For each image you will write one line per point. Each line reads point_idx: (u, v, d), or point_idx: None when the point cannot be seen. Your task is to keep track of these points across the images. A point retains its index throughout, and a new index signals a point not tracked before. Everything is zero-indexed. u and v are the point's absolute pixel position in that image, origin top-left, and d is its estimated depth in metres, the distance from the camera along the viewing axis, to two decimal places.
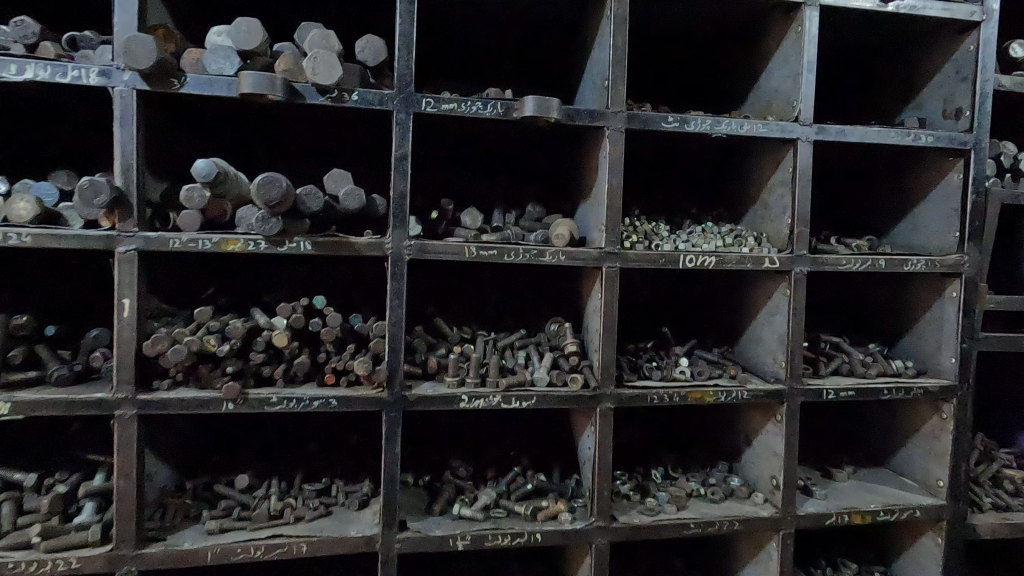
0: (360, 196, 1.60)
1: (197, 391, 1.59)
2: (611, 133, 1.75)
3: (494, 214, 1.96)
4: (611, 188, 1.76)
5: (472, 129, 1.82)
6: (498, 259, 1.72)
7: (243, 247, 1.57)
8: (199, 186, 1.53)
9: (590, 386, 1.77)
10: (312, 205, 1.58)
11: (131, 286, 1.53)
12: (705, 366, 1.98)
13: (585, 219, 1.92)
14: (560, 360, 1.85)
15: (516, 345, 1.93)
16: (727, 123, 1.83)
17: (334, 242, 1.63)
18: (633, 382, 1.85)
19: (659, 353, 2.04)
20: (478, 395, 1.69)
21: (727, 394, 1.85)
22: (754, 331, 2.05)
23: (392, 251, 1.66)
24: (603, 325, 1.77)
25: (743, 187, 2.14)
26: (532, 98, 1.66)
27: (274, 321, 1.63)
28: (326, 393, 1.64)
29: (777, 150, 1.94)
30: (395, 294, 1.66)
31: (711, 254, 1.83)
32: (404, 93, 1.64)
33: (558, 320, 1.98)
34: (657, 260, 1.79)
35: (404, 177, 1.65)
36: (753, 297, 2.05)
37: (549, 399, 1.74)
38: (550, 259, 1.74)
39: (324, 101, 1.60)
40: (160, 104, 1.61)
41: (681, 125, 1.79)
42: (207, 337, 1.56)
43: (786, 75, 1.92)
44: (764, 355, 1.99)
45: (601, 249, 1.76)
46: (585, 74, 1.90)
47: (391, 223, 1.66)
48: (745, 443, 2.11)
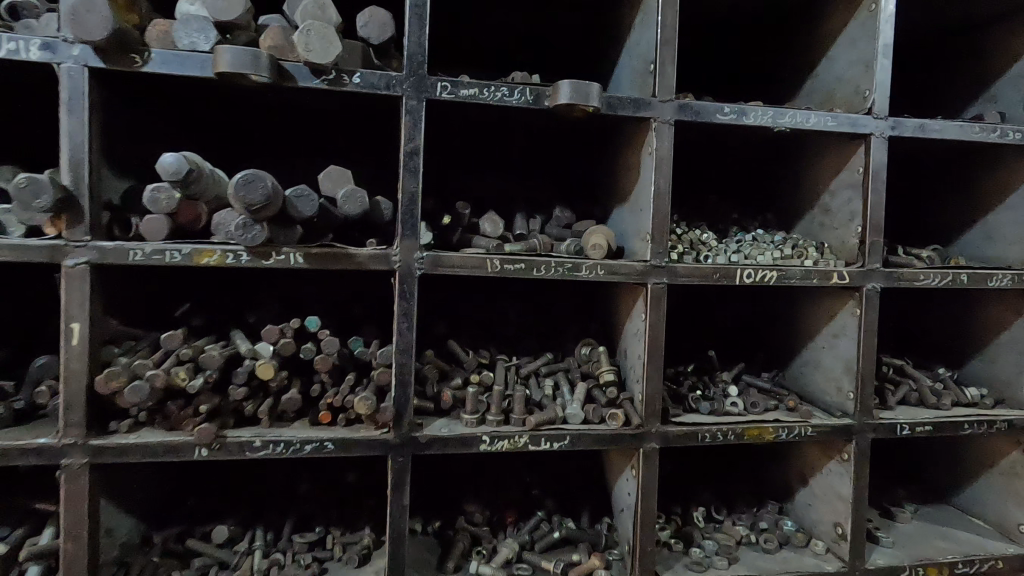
0: (361, 200, 1.36)
1: (164, 434, 1.31)
2: (658, 126, 1.49)
3: (516, 220, 1.70)
4: (658, 190, 1.50)
5: (494, 119, 1.55)
6: (525, 273, 1.45)
7: (220, 260, 1.30)
8: (166, 186, 1.27)
9: (633, 423, 1.51)
10: (305, 210, 1.31)
11: (82, 308, 1.25)
12: (758, 396, 1.72)
13: (622, 227, 1.66)
14: (596, 391, 1.58)
15: (541, 373, 1.66)
16: (791, 115, 1.57)
17: (330, 254, 1.36)
18: (681, 417, 1.58)
19: (704, 381, 1.78)
20: (502, 436, 1.43)
21: (789, 431, 1.59)
22: (812, 355, 1.78)
23: (401, 265, 1.39)
24: (648, 351, 1.50)
25: (798, 189, 1.89)
26: (568, 82, 1.39)
27: (259, 348, 1.38)
28: (321, 435, 1.36)
29: (843, 148, 1.68)
30: (403, 316, 1.39)
31: (772, 268, 1.57)
32: (415, 74, 1.37)
33: (591, 342, 1.71)
34: (711, 274, 1.53)
35: (415, 176, 1.38)
36: (811, 316, 1.79)
37: (584, 439, 1.47)
38: (587, 274, 1.47)
39: (319, 84, 1.33)
40: (121, 86, 1.33)
41: (737, 118, 1.53)
42: (177, 370, 1.28)
43: (854, 60, 1.66)
44: (825, 383, 1.73)
45: (646, 262, 1.50)
46: (623, 58, 1.64)
47: (400, 230, 1.39)
48: (799, 482, 1.85)
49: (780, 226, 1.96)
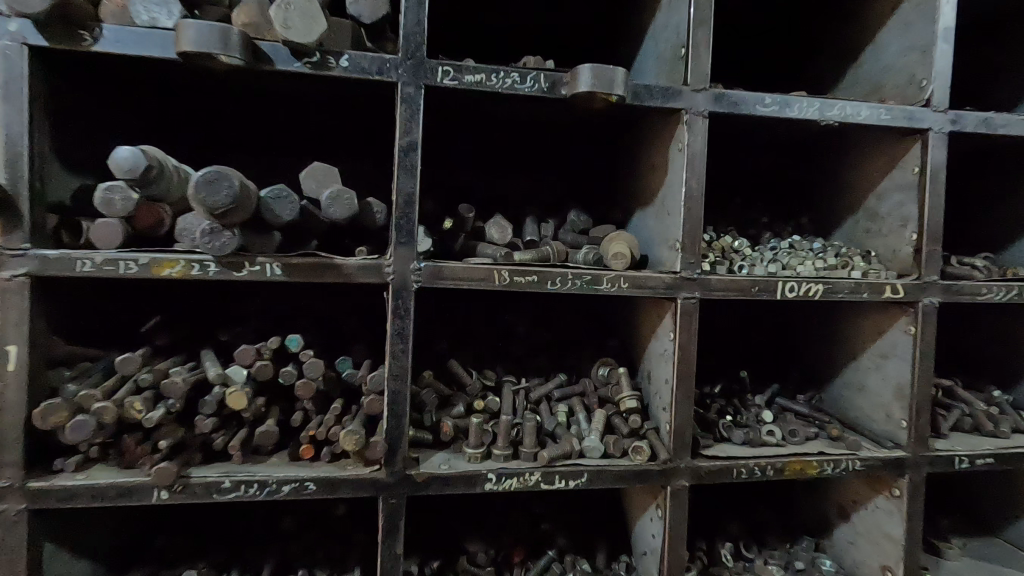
0: (349, 202, 1.17)
1: (118, 474, 1.13)
2: (691, 118, 1.30)
3: (527, 224, 1.52)
4: (689, 192, 1.31)
5: (502, 110, 1.36)
6: (538, 287, 1.27)
7: (183, 272, 1.12)
8: (122, 186, 1.09)
9: (660, 457, 1.32)
10: (283, 213, 1.13)
11: (19, 327, 1.07)
12: (797, 423, 1.54)
13: (646, 233, 1.48)
14: (617, 420, 1.40)
15: (554, 397, 1.48)
16: (840, 107, 1.38)
17: (313, 265, 1.17)
18: (712, 449, 1.39)
19: (735, 405, 1.59)
20: (511, 474, 1.24)
21: (834, 466, 1.40)
22: (856, 377, 1.60)
23: (395, 277, 1.20)
24: (676, 376, 1.32)
25: (838, 191, 1.70)
26: (588, 67, 1.21)
27: (230, 373, 1.19)
28: (301, 473, 1.18)
29: (894, 145, 1.49)
30: (398, 336, 1.20)
31: (817, 281, 1.38)
32: (412, 58, 1.19)
33: (609, 363, 1.53)
34: (749, 288, 1.35)
35: (411, 175, 1.20)
36: (854, 333, 1.60)
37: (605, 476, 1.29)
38: (608, 288, 1.29)
39: (301, 68, 1.14)
40: (70, 69, 1.15)
41: (780, 110, 1.34)
42: (132, 400, 1.10)
43: (908, 47, 1.47)
44: (871, 409, 1.54)
45: (675, 273, 1.31)
46: (648, 43, 1.45)
47: (393, 237, 1.20)
48: (839, 516, 1.66)
49: (816, 232, 1.78)
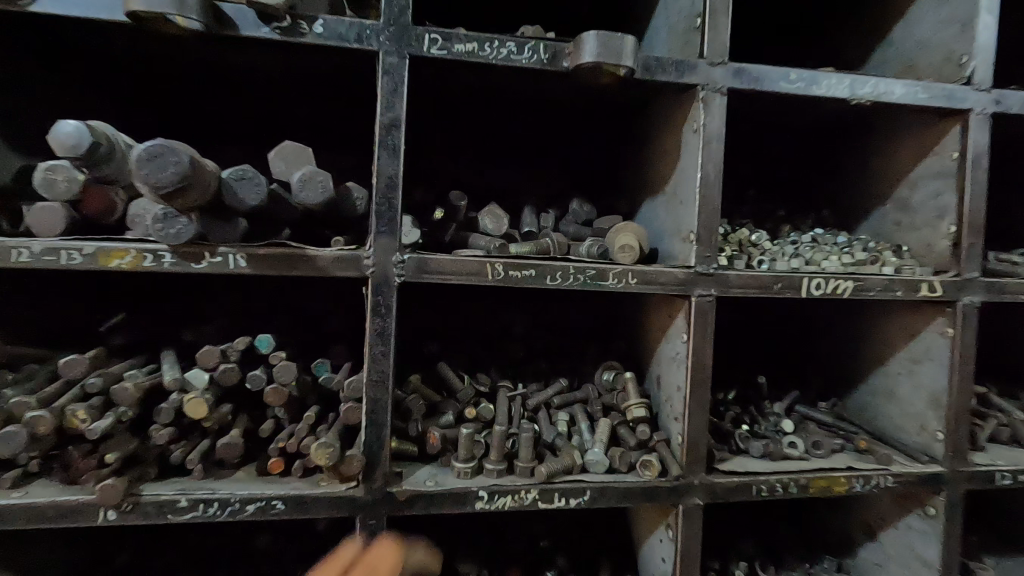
0: (324, 185, 1.04)
1: (59, 491, 1.00)
2: (707, 95, 1.17)
3: (525, 215, 1.39)
4: (705, 178, 1.17)
5: (498, 86, 1.23)
6: (535, 282, 1.13)
7: (134, 263, 0.98)
8: (67, 164, 0.96)
9: (671, 473, 1.18)
10: (248, 196, 1.00)
11: None
12: (820, 434, 1.40)
13: (656, 225, 1.35)
14: (623, 430, 1.26)
15: (554, 404, 1.35)
16: (873, 84, 1.24)
17: (283, 256, 1.04)
18: (729, 463, 1.25)
19: (752, 413, 1.46)
20: (504, 492, 1.11)
21: (863, 482, 1.27)
22: (884, 384, 1.46)
23: (375, 271, 1.06)
24: (690, 382, 1.18)
25: (864, 181, 1.56)
26: (593, 35, 1.07)
27: (190, 376, 1.06)
28: (268, 491, 1.04)
29: (930, 128, 1.35)
30: (378, 337, 1.07)
31: (847, 277, 1.25)
32: (394, 24, 1.05)
33: (615, 366, 1.39)
34: (770, 285, 1.21)
35: (393, 155, 1.06)
36: (883, 335, 1.46)
37: (609, 494, 1.16)
38: (614, 284, 1.15)
39: (269, 33, 1.00)
40: (10, 35, 1.02)
41: (807, 87, 1.21)
42: (75, 408, 0.97)
43: (946, 20, 1.33)
44: (902, 419, 1.40)
45: (689, 268, 1.17)
46: (660, 14, 1.32)
47: (373, 225, 1.06)
48: (865, 535, 1.52)
49: (839, 225, 1.64)
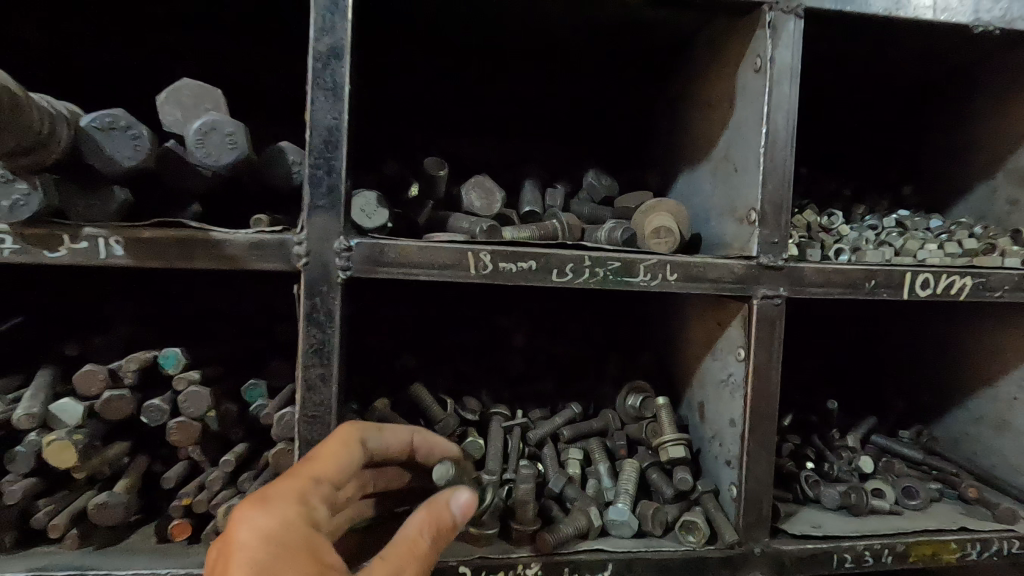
0: (231, 141, 0.73)
1: None
2: (776, 16, 0.84)
3: (525, 191, 1.07)
4: (772, 133, 0.84)
5: (486, 10, 0.91)
6: (537, 279, 0.81)
7: None
8: None
9: (722, 539, 0.86)
10: (122, 152, 0.69)
11: None
12: (910, 475, 1.07)
13: (699, 204, 1.02)
14: (656, 477, 0.94)
15: (563, 437, 1.04)
16: (1001, 4, 0.90)
17: (176, 240, 0.73)
18: (798, 523, 0.93)
19: (818, 446, 1.13)
20: (495, 567, 0.81)
21: (980, 548, 0.93)
22: (992, 410, 1.12)
23: (309, 263, 0.75)
24: (751, 416, 0.85)
25: (960, 149, 1.21)
26: None
27: (58, 408, 0.76)
28: (159, 570, 0.74)
29: None
30: (315, 355, 0.76)
31: (963, 271, 0.91)
32: None
33: (642, 388, 1.08)
34: (862, 281, 0.88)
35: (334, 98, 0.75)
36: (991, 345, 1.12)
37: (638, 571, 0.84)
38: (647, 279, 0.83)
39: None
40: None
41: (911, 7, 0.87)
42: None
43: None
44: (1020, 458, 1.06)
45: (749, 259, 0.85)
46: None
47: (306, 198, 0.75)
48: None
49: (923, 207, 1.29)
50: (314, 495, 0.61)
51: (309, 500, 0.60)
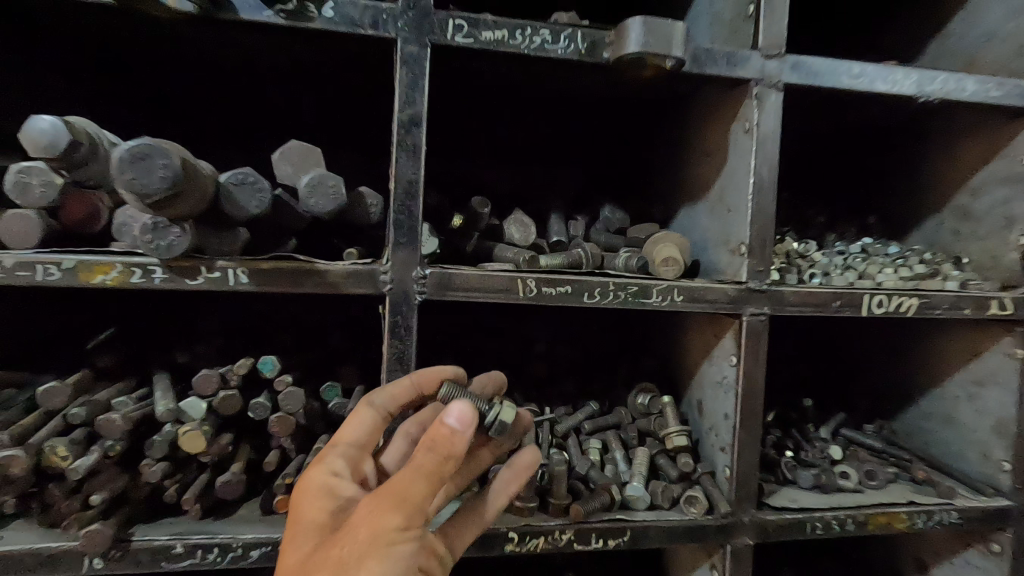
0: (335, 192, 0.92)
1: (40, 536, 0.89)
2: (762, 91, 1.04)
3: (552, 222, 1.28)
4: (758, 183, 1.05)
5: (526, 78, 1.10)
6: (571, 300, 1.01)
7: (120, 279, 0.86)
8: (38, 166, 0.84)
9: (717, 510, 1.07)
10: (249, 203, 0.87)
11: None
12: (871, 460, 1.29)
13: (698, 234, 1.23)
14: (663, 461, 1.14)
15: (585, 430, 1.24)
16: (941, 79, 1.12)
17: (288, 271, 0.92)
18: (781, 499, 1.13)
19: (797, 437, 1.33)
20: (539, 532, 1.00)
21: (927, 518, 1.15)
22: (940, 407, 1.34)
23: (392, 288, 0.94)
24: (741, 410, 1.06)
25: (915, 186, 1.44)
26: (639, 20, 0.94)
27: (186, 407, 0.94)
28: (273, 534, 0.93)
29: (996, 128, 1.23)
30: (397, 362, 0.95)
31: (911, 293, 1.13)
32: (415, 7, 0.92)
33: (650, 388, 1.29)
34: (830, 300, 1.09)
35: (414, 157, 0.94)
36: (939, 353, 1.35)
37: (651, 535, 1.04)
38: (659, 301, 1.04)
39: (273, 19, 0.88)
40: None
41: (868, 82, 1.08)
42: (52, 445, 0.85)
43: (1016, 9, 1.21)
44: (962, 446, 1.28)
45: (740, 284, 1.06)
46: (701, 4, 1.21)
47: (391, 236, 0.94)
48: (915, 570, 1.39)
49: (885, 233, 1.51)
50: (335, 455, 0.83)
51: (333, 458, 0.82)
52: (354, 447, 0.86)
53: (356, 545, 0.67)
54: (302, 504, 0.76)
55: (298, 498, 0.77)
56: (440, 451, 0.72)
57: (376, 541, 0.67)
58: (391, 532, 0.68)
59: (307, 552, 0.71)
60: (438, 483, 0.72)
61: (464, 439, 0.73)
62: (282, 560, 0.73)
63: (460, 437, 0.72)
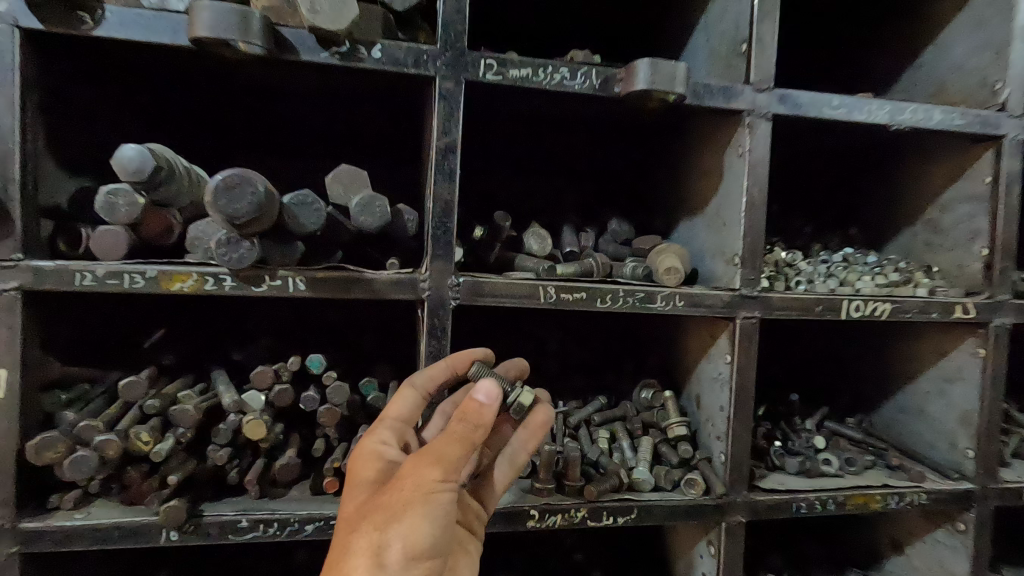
0: (382, 210, 1.04)
1: (121, 512, 1.01)
2: (753, 121, 1.18)
3: (565, 234, 1.41)
4: (750, 202, 1.19)
5: (543, 107, 1.24)
6: (586, 305, 1.14)
7: (196, 287, 0.99)
8: (125, 188, 0.97)
9: (714, 491, 1.20)
10: (308, 221, 1.00)
11: (10, 348, 0.95)
12: (851, 449, 1.43)
13: (696, 245, 1.37)
14: (665, 448, 1.28)
15: (594, 421, 1.37)
16: (911, 110, 1.26)
17: (339, 279, 1.04)
18: (770, 483, 1.27)
19: (785, 429, 1.47)
20: (557, 510, 1.13)
21: (899, 499, 1.29)
22: (913, 401, 1.48)
23: (430, 294, 1.07)
24: (735, 402, 1.20)
25: (892, 201, 1.59)
26: (646, 61, 1.08)
27: (247, 399, 1.06)
28: (325, 510, 1.06)
29: (962, 151, 1.37)
30: (433, 359, 1.08)
31: (885, 299, 1.27)
32: (451, 49, 1.06)
33: (652, 384, 1.42)
34: (814, 305, 1.23)
35: (449, 179, 1.07)
36: (912, 352, 1.49)
37: (656, 513, 1.18)
38: (663, 305, 1.17)
39: (328, 59, 1.01)
40: (65, 57, 1.01)
41: (847, 112, 1.23)
42: (138, 431, 0.98)
43: (979, 46, 1.36)
44: (932, 436, 1.43)
45: (734, 290, 1.20)
46: (699, 39, 1.35)
47: (429, 249, 1.08)
48: (892, 550, 1.54)
49: (865, 243, 1.66)
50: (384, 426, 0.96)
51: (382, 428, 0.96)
52: (399, 420, 0.98)
53: (402, 493, 0.80)
54: (357, 464, 0.90)
55: (354, 460, 0.91)
56: (471, 420, 0.85)
57: (419, 490, 0.80)
58: (431, 483, 0.81)
59: (362, 502, 0.85)
60: (471, 446, 0.85)
61: (492, 411, 0.86)
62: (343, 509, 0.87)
63: (489, 408, 0.85)
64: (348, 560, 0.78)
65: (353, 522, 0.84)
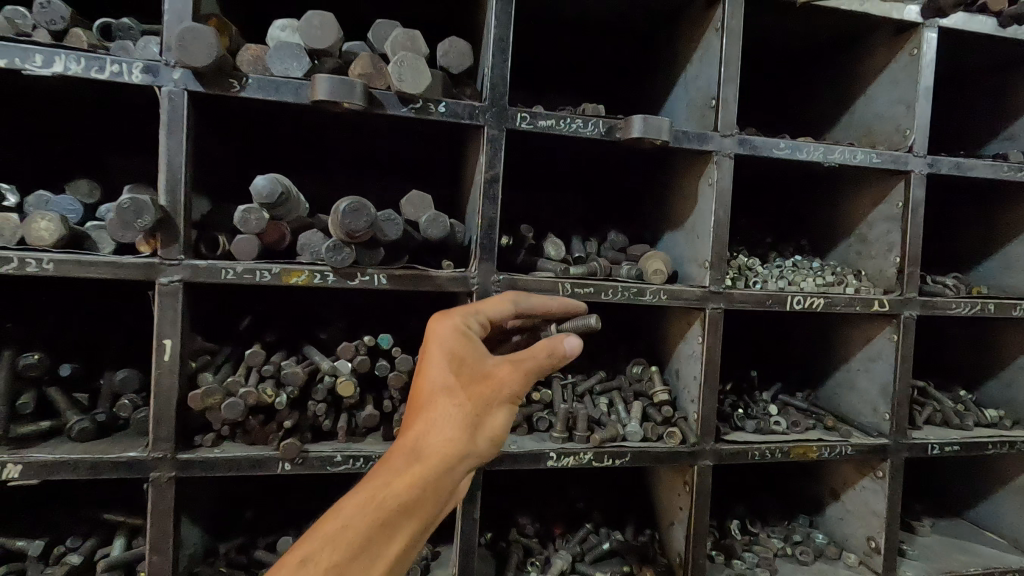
0: (444, 224, 1.39)
1: (248, 448, 1.36)
2: (720, 158, 1.56)
3: (574, 242, 1.78)
4: (717, 220, 1.57)
5: (560, 145, 1.61)
6: (593, 297, 1.51)
7: (307, 280, 1.33)
8: (256, 207, 1.31)
9: (689, 441, 1.57)
10: (391, 232, 1.35)
11: (173, 324, 1.28)
12: (798, 415, 1.81)
13: (677, 252, 1.75)
14: (651, 409, 1.65)
15: (596, 391, 1.74)
16: (840, 151, 1.65)
17: (412, 275, 1.39)
18: (732, 437, 1.65)
19: (746, 399, 1.86)
20: (569, 452, 1.48)
21: (831, 449, 1.66)
22: (847, 377, 1.87)
23: (478, 288, 1.43)
24: (704, 372, 1.57)
25: (833, 219, 1.98)
26: (640, 116, 1.45)
27: (339, 365, 1.41)
28: None
29: (883, 181, 1.76)
30: None
31: (819, 296, 1.65)
32: (496, 105, 1.42)
33: (642, 362, 1.80)
34: (765, 300, 1.61)
35: (493, 202, 1.44)
36: (847, 338, 1.88)
37: (644, 456, 1.54)
38: (650, 298, 1.54)
39: (407, 112, 1.36)
40: (209, 108, 1.36)
41: (790, 152, 1.61)
42: (264, 387, 1.34)
43: (894, 100, 1.75)
44: (862, 404, 1.81)
45: (704, 287, 1.57)
46: (680, 92, 1.73)
47: (478, 254, 1.43)
48: (832, 498, 1.91)
49: (813, 252, 2.05)
50: (468, 316, 1.12)
51: (464, 316, 1.11)
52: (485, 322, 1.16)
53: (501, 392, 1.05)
54: (451, 345, 1.06)
55: (450, 338, 1.07)
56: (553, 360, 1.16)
57: (505, 392, 1.06)
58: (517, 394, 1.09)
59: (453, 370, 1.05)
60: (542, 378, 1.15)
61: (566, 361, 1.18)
62: (421, 374, 1.04)
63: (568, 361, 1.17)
64: (445, 421, 1.00)
65: (442, 390, 1.02)
